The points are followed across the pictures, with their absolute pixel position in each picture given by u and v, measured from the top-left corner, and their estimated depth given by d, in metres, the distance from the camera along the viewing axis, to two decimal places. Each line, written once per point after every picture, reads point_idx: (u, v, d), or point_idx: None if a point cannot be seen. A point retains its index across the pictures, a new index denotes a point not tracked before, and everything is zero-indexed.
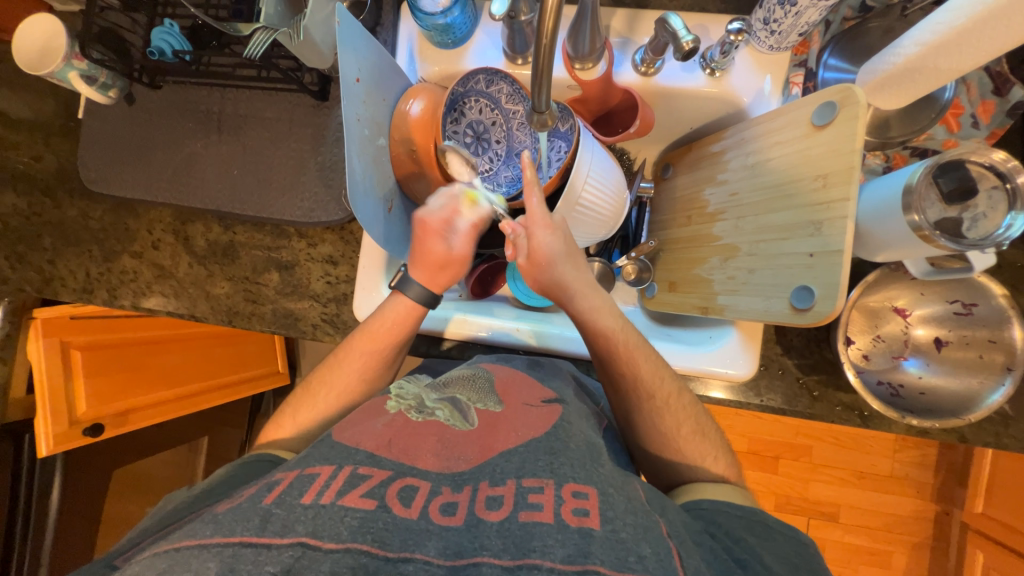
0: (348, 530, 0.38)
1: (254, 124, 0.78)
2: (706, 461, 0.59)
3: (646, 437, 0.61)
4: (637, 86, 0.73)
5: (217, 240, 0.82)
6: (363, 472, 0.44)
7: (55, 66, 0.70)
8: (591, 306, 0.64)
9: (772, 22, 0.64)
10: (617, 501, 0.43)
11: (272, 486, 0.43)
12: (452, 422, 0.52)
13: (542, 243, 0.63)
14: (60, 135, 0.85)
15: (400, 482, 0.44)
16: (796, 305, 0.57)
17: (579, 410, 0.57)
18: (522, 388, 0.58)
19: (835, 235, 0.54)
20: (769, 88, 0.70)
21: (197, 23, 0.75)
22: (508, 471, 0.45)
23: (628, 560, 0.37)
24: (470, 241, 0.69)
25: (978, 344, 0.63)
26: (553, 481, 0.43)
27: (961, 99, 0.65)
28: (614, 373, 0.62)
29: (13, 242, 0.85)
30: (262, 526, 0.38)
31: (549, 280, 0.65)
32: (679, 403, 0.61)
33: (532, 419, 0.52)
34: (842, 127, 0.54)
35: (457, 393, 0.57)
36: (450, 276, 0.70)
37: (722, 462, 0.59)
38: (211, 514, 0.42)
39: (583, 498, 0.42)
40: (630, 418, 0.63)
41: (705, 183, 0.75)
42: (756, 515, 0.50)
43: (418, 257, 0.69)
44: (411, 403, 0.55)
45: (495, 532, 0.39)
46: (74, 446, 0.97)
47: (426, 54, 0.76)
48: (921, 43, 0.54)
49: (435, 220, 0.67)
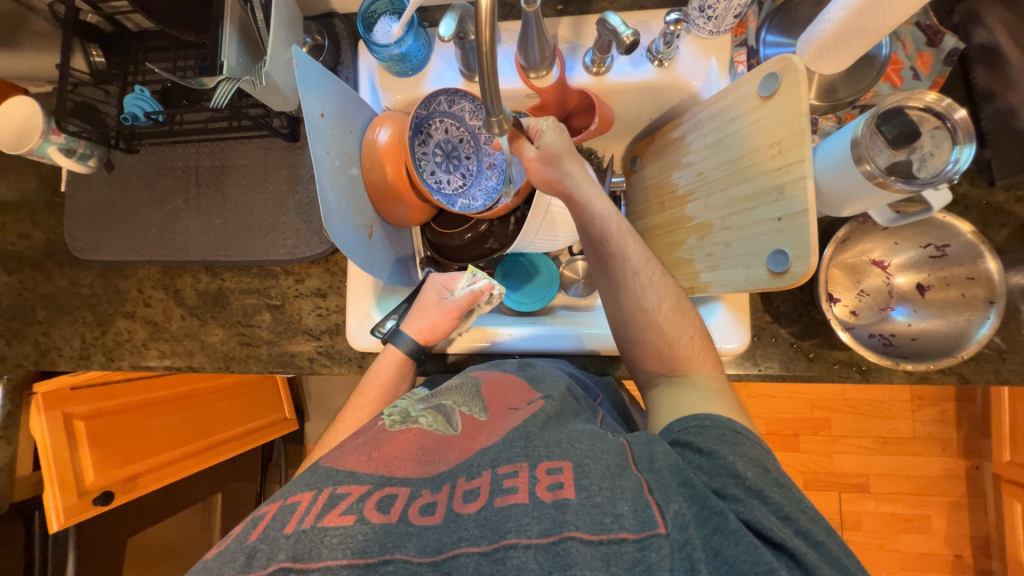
0: (329, 548, 0.40)
1: (231, 173, 0.81)
2: (683, 338, 0.63)
3: (633, 330, 0.65)
4: (591, 87, 0.76)
5: (206, 289, 0.83)
6: (342, 491, 0.45)
7: (34, 143, 0.74)
8: (587, 193, 0.66)
9: (707, 8, 0.67)
10: (594, 469, 0.45)
11: (257, 521, 0.44)
12: (435, 428, 0.53)
13: (550, 141, 0.66)
14: (46, 211, 0.87)
15: (379, 493, 0.45)
16: (773, 270, 0.58)
17: (568, 408, 0.55)
18: (509, 392, 0.58)
19: (797, 197, 0.55)
20: (716, 70, 0.73)
21: (166, 85, 0.77)
22: (484, 463, 0.47)
23: (605, 521, 0.41)
24: (462, 303, 0.72)
25: (959, 283, 0.64)
26: (527, 463, 0.46)
27: (898, 55, 0.67)
28: (609, 258, 0.66)
29: (7, 320, 0.87)
30: (248, 562, 0.40)
31: (552, 175, 0.66)
32: (660, 283, 0.65)
33: (519, 423, 0.51)
34: (787, 94, 0.56)
35: (443, 399, 0.58)
36: (428, 326, 0.72)
37: (699, 343, 0.63)
38: (198, 562, 0.41)
39: (557, 473, 0.44)
40: (618, 306, 0.66)
41: (671, 168, 0.77)
42: (728, 422, 0.53)
43: (411, 313, 0.73)
44: (397, 415, 0.55)
45: (472, 522, 0.41)
46: (85, 517, 0.97)
47: (388, 84, 0.79)
48: (845, 8, 0.57)
49: (437, 277, 0.76)
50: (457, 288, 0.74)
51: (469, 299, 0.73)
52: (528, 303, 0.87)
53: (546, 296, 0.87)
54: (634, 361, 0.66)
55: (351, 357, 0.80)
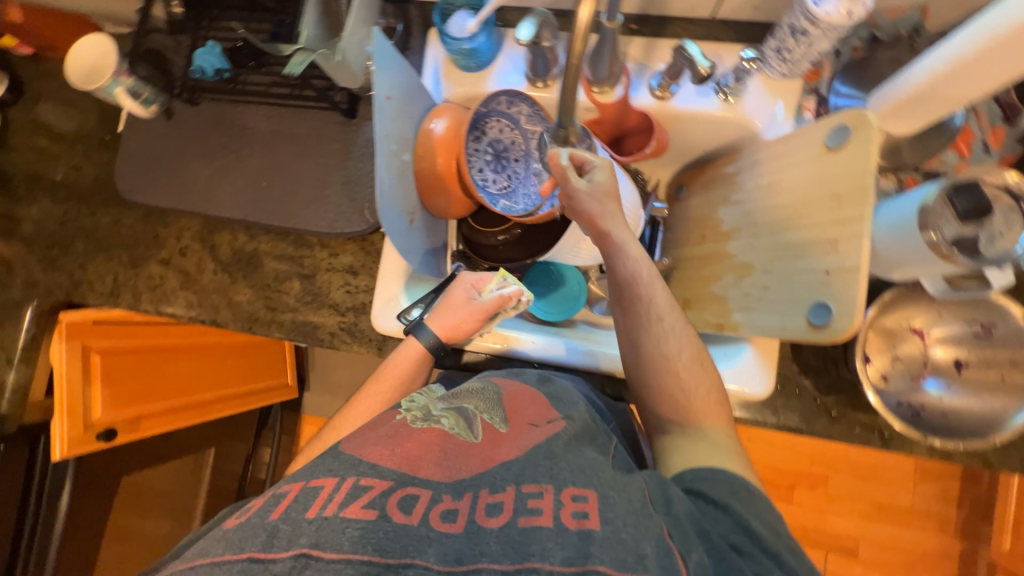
0: (349, 541, 0.41)
1: (284, 139, 0.83)
2: (699, 391, 0.62)
3: (647, 372, 0.64)
4: (652, 110, 0.76)
5: (242, 249, 0.84)
6: (364, 483, 0.45)
7: (104, 82, 0.76)
8: (622, 237, 0.66)
9: (784, 51, 0.67)
10: (618, 502, 0.45)
11: (278, 499, 0.45)
12: (457, 431, 0.53)
13: (601, 179, 0.65)
14: (100, 147, 0.90)
15: (401, 492, 0.45)
16: (813, 321, 0.58)
17: (586, 432, 0.56)
18: (529, 406, 0.58)
19: (850, 253, 0.55)
20: (781, 114, 0.72)
21: (237, 45, 0.79)
22: (508, 478, 0.47)
23: (628, 561, 0.40)
24: (490, 307, 0.72)
25: (1000, 365, 0.62)
26: (553, 486, 0.46)
27: (971, 126, 0.66)
28: (635, 303, 0.66)
29: (48, 247, 0.89)
30: (268, 542, 0.41)
31: (591, 213, 0.65)
32: (683, 332, 0.65)
33: (540, 442, 0.52)
34: (856, 148, 0.56)
35: (464, 403, 0.58)
36: (453, 324, 0.72)
37: (714, 398, 0.62)
38: (221, 531, 0.44)
39: (582, 501, 0.44)
40: (637, 347, 0.65)
41: (719, 203, 0.77)
42: (742, 480, 0.53)
43: (437, 308, 0.73)
44: (417, 412, 0.56)
45: (495, 538, 0.41)
46: (85, 451, 0.96)
47: (451, 77, 0.80)
48: (930, 71, 0.56)
49: (468, 276, 0.75)
50: (484, 291, 0.73)
51: (497, 304, 0.72)
52: (555, 313, 0.86)
53: (571, 309, 0.87)
54: (644, 400, 0.66)
55: (373, 339, 0.80)
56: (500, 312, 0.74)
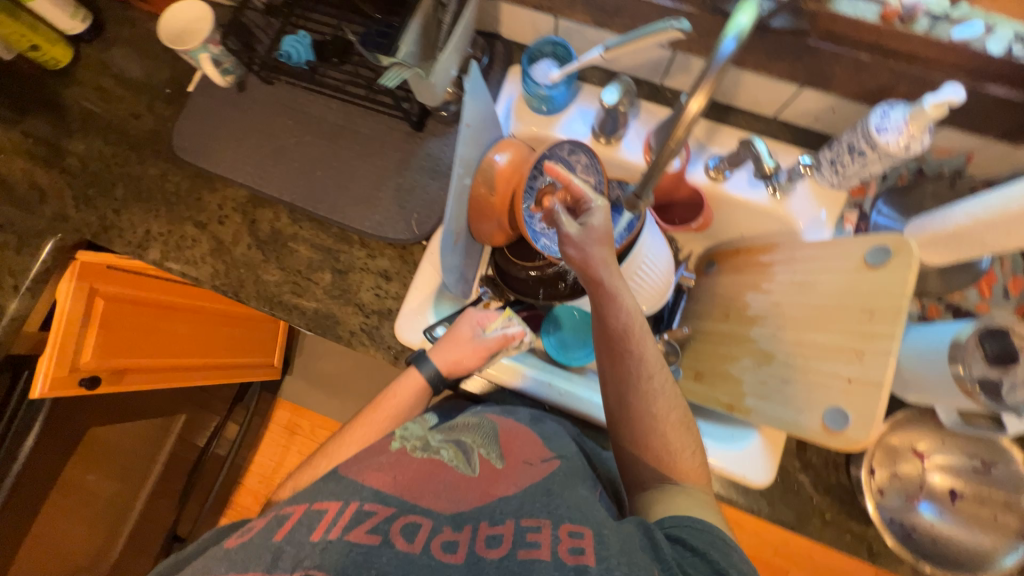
0: (350, 565, 0.40)
1: (349, 136, 0.85)
2: (683, 452, 0.61)
3: (630, 426, 0.63)
4: (704, 188, 0.80)
5: (282, 230, 0.85)
6: (368, 508, 0.46)
7: (193, 46, 0.77)
8: (618, 286, 0.64)
9: (838, 164, 0.71)
10: (613, 541, 0.45)
11: (282, 521, 0.46)
12: (455, 464, 0.54)
13: (596, 223, 0.65)
14: (165, 102, 0.91)
15: (403, 519, 0.46)
16: (829, 425, 0.61)
17: (578, 471, 0.56)
18: (525, 443, 0.59)
19: (875, 367, 0.58)
20: (825, 219, 0.77)
21: (326, 39, 0.81)
22: (507, 512, 0.48)
23: None
24: (493, 344, 0.73)
25: (994, 503, 0.65)
26: (550, 521, 0.47)
27: (995, 271, 0.71)
28: (624, 358, 0.63)
29: (86, 185, 0.89)
30: (272, 563, 0.41)
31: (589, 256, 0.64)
32: (670, 390, 0.64)
33: (536, 479, 0.53)
34: (897, 272, 0.59)
35: (461, 436, 0.59)
36: (456, 359, 0.72)
37: (697, 460, 0.62)
38: (221, 550, 0.44)
39: (579, 538, 0.44)
40: (622, 400, 0.63)
41: (748, 287, 0.80)
42: (720, 531, 0.53)
43: (441, 341, 0.73)
44: (416, 443, 0.57)
45: (495, 568, 0.42)
46: (64, 394, 0.91)
47: (521, 115, 0.83)
48: (971, 215, 0.60)
49: (474, 311, 0.76)
50: (488, 328, 0.74)
51: (499, 342, 0.74)
52: (568, 358, 0.88)
53: (584, 356, 0.88)
54: (627, 452, 0.64)
55: (391, 347, 0.80)
56: (503, 351, 0.75)
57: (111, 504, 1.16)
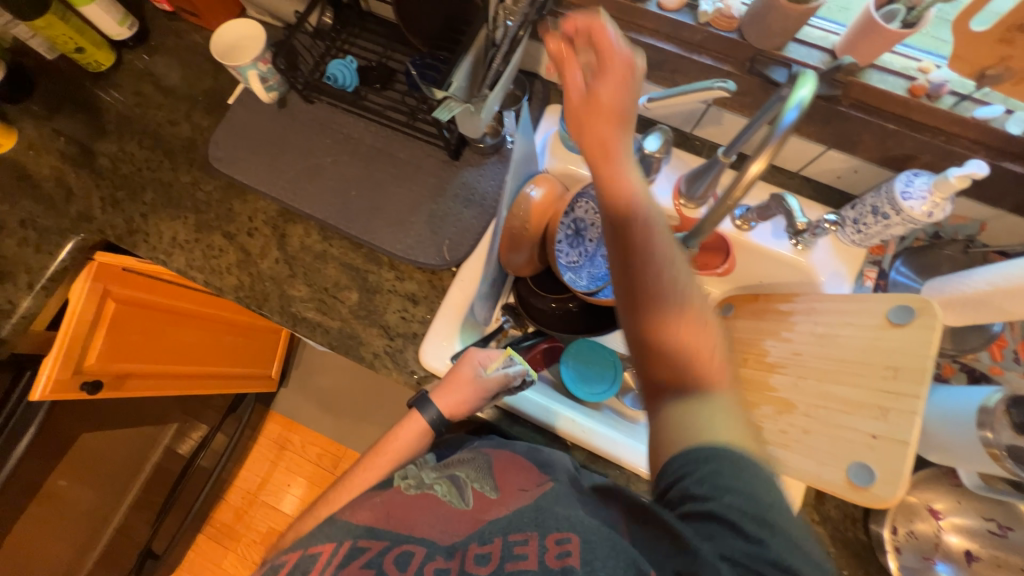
0: None
1: (386, 159, 0.86)
2: (705, 352, 0.51)
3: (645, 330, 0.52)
4: (729, 235, 0.83)
5: (311, 246, 0.85)
6: (362, 545, 0.51)
7: (242, 63, 0.79)
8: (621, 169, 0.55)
9: (861, 224, 0.74)
10: (601, 544, 0.43)
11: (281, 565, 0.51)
12: (448, 499, 0.56)
13: (602, 91, 0.54)
14: (204, 112, 0.92)
15: (396, 549, 0.50)
16: (854, 481, 0.62)
17: (575, 488, 0.54)
18: (519, 471, 0.58)
19: (901, 427, 0.60)
20: (845, 274, 0.79)
21: (370, 66, 0.85)
22: (496, 530, 0.48)
23: None
24: (492, 383, 0.70)
25: (1011, 569, 0.65)
26: (537, 532, 0.46)
27: (1006, 336, 0.74)
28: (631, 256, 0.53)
29: (115, 188, 0.89)
30: None
31: (592, 129, 0.55)
32: (687, 283, 0.53)
33: (527, 502, 0.51)
34: (918, 332, 0.62)
35: (456, 470, 0.61)
36: (457, 402, 0.70)
37: (718, 361, 0.51)
38: None
39: (565, 543, 0.44)
40: (632, 301, 0.53)
41: (765, 334, 0.78)
42: (723, 450, 0.45)
43: (439, 385, 0.72)
44: (411, 482, 0.60)
45: None
46: (64, 398, 0.88)
47: (556, 151, 0.86)
48: (991, 283, 0.63)
49: (476, 350, 0.73)
50: (487, 367, 0.71)
51: (499, 381, 0.71)
52: (586, 391, 0.86)
53: (603, 390, 0.86)
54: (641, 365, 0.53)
55: (413, 372, 0.79)
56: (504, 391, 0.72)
57: (87, 518, 1.11)
